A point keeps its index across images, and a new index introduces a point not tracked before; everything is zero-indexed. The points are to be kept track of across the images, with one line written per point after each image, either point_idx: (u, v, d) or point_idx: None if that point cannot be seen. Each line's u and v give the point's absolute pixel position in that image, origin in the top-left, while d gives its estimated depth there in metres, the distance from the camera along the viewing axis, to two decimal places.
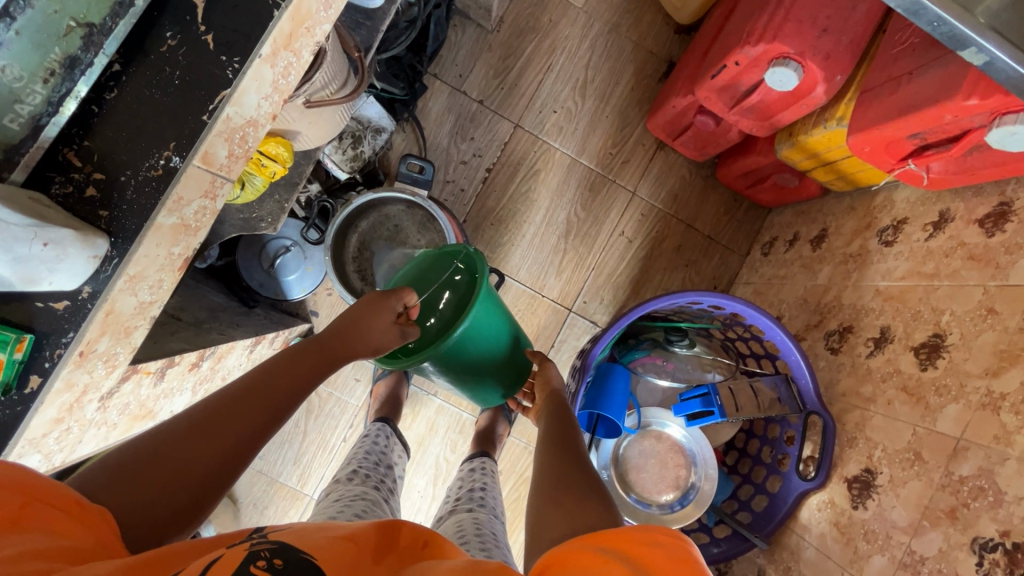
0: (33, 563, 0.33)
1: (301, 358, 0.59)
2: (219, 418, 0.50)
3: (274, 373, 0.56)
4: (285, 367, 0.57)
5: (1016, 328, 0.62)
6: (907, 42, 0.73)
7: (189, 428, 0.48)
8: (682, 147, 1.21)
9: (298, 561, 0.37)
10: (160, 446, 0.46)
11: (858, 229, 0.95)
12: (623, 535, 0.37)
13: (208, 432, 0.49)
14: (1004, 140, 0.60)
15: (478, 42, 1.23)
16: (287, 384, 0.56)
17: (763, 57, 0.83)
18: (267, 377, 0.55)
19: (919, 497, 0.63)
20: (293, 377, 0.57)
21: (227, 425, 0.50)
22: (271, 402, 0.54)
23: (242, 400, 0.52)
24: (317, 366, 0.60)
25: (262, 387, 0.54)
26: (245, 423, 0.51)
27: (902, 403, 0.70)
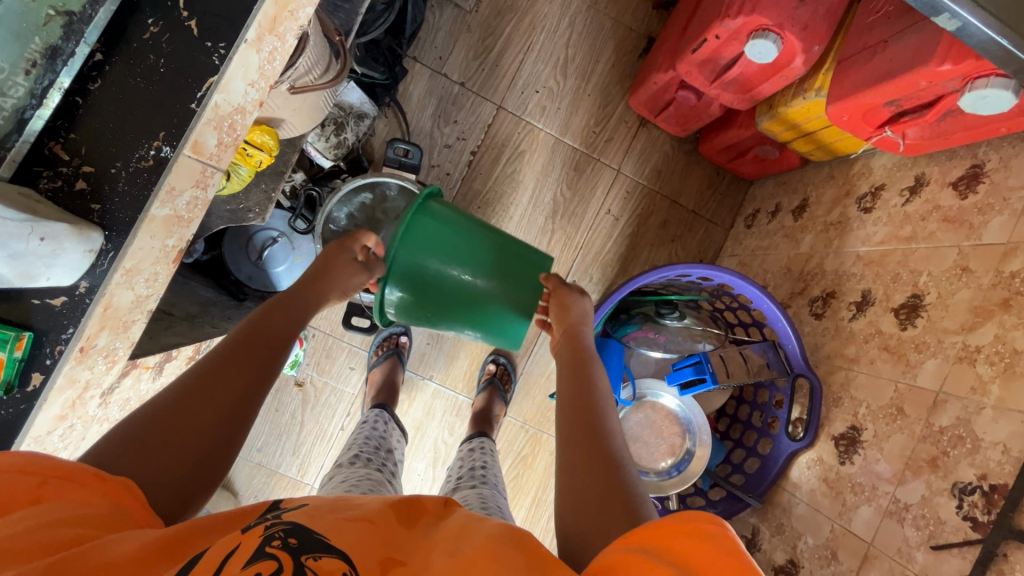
0: (63, 531, 0.34)
1: (273, 321, 0.59)
2: (207, 386, 0.50)
3: (250, 337, 0.56)
4: (263, 322, 0.58)
5: (989, 285, 0.65)
6: (882, 11, 0.75)
7: (179, 405, 0.47)
8: (664, 124, 1.22)
9: (312, 541, 0.38)
10: (161, 417, 0.46)
11: (838, 197, 0.97)
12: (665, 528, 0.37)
13: (201, 399, 0.49)
14: (975, 104, 0.62)
15: (456, 23, 1.21)
16: (266, 345, 0.56)
17: (742, 29, 0.84)
18: (246, 333, 0.56)
19: (902, 449, 0.66)
20: (275, 330, 0.58)
21: (216, 391, 0.50)
22: (259, 354, 0.55)
23: (231, 358, 0.53)
24: (293, 320, 0.61)
25: (242, 350, 0.54)
26: (240, 376, 0.52)
27: (884, 361, 0.74)
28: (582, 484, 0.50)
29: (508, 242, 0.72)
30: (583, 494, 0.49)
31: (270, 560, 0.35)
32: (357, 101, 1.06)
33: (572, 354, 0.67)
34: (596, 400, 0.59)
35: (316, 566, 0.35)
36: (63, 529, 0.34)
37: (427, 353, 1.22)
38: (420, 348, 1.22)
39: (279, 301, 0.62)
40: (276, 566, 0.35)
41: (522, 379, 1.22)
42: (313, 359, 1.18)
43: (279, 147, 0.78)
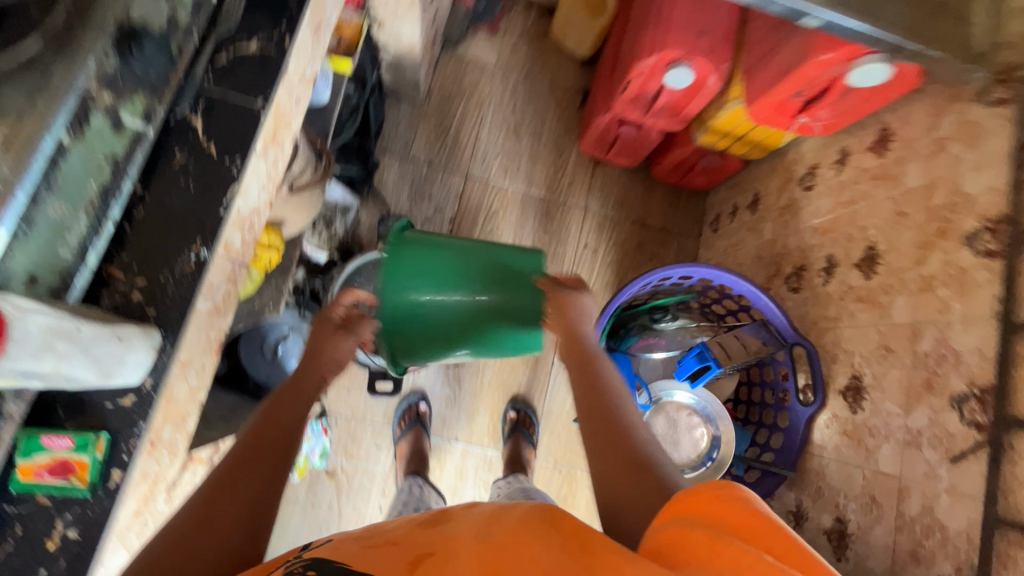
0: None
1: (296, 395, 0.61)
2: (243, 462, 0.52)
3: (276, 412, 0.58)
4: (288, 398, 0.60)
5: (925, 220, 0.74)
6: (764, 26, 0.90)
7: (221, 483, 0.50)
8: (617, 158, 1.36)
9: (330, 569, 0.40)
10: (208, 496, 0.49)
11: (782, 184, 1.09)
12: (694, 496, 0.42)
13: (240, 478, 0.50)
14: (862, 77, 0.76)
15: (414, 114, 1.36)
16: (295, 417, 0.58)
17: (658, 64, 0.98)
18: (271, 410, 0.58)
19: (900, 381, 0.72)
20: (297, 403, 0.60)
21: (252, 466, 0.51)
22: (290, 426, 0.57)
23: (263, 432, 0.55)
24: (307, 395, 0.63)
25: (268, 425, 0.56)
26: (273, 449, 0.54)
27: (862, 311, 0.81)
28: (608, 479, 0.54)
29: (470, 242, 0.71)
30: (614, 490, 0.53)
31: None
32: (341, 197, 1.16)
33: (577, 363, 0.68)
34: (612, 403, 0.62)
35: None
36: None
37: (448, 414, 1.25)
38: (440, 412, 1.25)
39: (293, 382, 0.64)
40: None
41: (544, 420, 1.28)
42: (340, 445, 1.21)
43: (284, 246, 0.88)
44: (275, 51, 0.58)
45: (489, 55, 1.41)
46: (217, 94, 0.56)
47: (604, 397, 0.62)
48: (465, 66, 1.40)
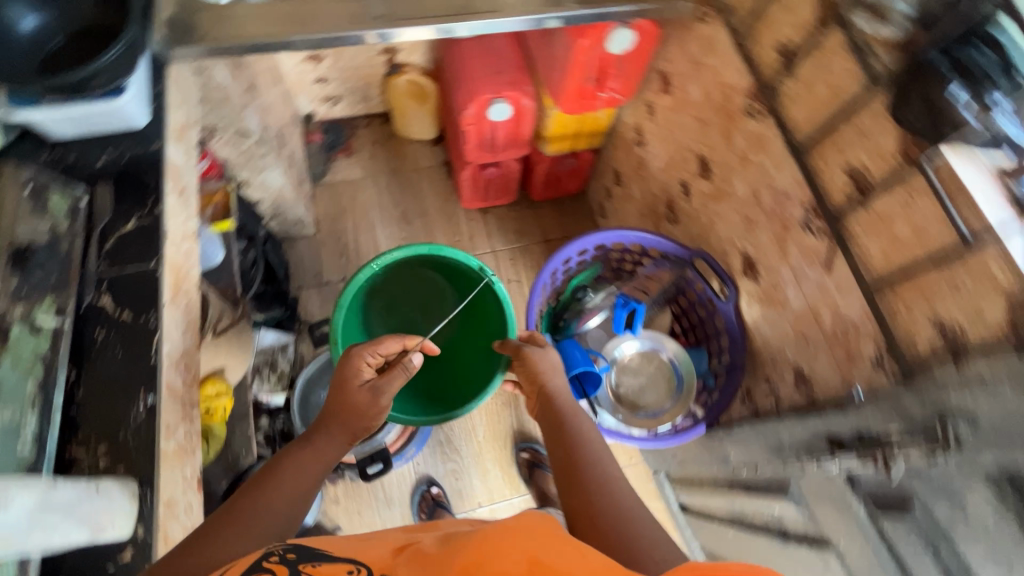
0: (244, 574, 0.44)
1: (318, 438, 0.68)
2: (265, 498, 0.58)
3: (300, 459, 0.65)
4: (303, 450, 0.66)
5: (715, 116, 0.91)
6: (538, 47, 1.12)
7: (239, 508, 0.56)
8: (496, 199, 1.53)
9: (309, 555, 0.49)
10: (227, 516, 0.55)
11: (625, 151, 1.27)
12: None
13: (260, 508, 0.57)
14: (615, 45, 0.98)
15: (312, 246, 1.52)
16: (314, 460, 0.65)
17: (478, 109, 1.18)
18: (292, 457, 0.65)
19: (766, 237, 0.85)
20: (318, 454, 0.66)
21: (270, 500, 0.58)
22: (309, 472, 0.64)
23: (287, 477, 0.62)
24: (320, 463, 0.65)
25: (284, 471, 0.63)
26: (291, 489, 0.61)
27: (719, 204, 0.95)
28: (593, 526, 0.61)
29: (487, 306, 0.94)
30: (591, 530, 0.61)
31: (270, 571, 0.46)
32: (274, 339, 1.24)
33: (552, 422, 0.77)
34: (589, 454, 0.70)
35: (313, 570, 0.47)
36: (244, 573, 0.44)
37: (462, 485, 1.27)
38: (454, 487, 1.26)
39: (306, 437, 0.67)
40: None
41: (549, 446, 1.31)
42: None
43: (236, 393, 0.94)
44: (152, 221, 0.68)
45: (356, 172, 1.62)
46: (116, 272, 0.65)
47: (570, 441, 0.73)
48: (340, 189, 1.60)
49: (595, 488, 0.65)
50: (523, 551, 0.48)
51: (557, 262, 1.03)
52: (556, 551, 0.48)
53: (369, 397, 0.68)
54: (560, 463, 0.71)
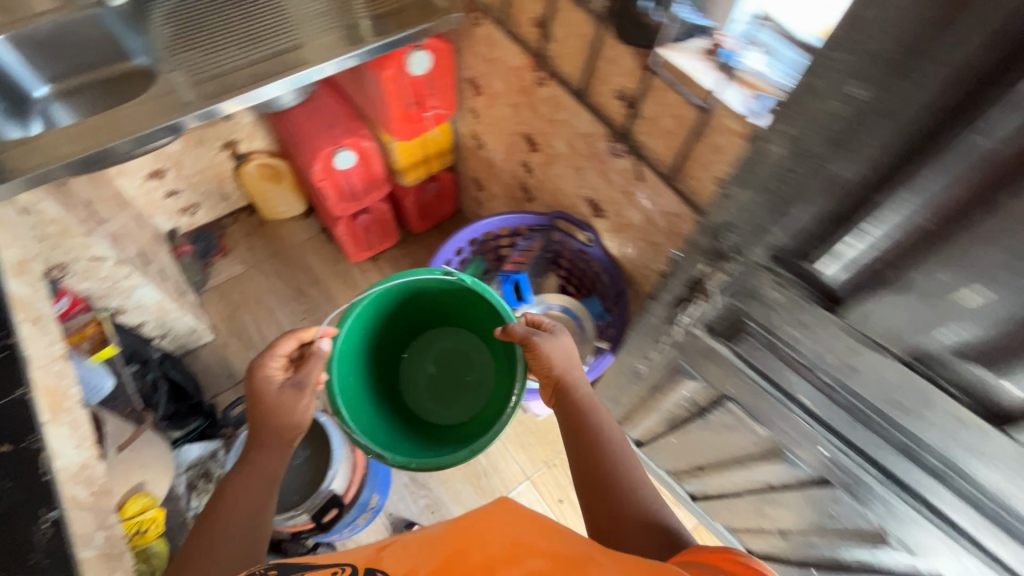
0: None
1: (261, 450, 0.72)
2: (218, 525, 0.62)
3: (245, 476, 0.69)
4: (250, 467, 0.70)
5: (519, 97, 1.04)
6: (358, 92, 1.22)
7: (197, 541, 0.61)
8: (382, 243, 1.59)
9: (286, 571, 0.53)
10: (185, 556, 0.60)
11: (472, 157, 1.39)
12: (723, 556, 0.47)
13: (215, 539, 0.61)
14: (416, 65, 1.09)
15: (216, 350, 1.50)
16: (260, 476, 0.69)
17: (325, 164, 1.25)
18: (241, 477, 0.68)
19: (594, 177, 0.97)
20: (263, 469, 0.70)
21: (223, 523, 0.62)
22: (258, 487, 0.68)
23: (237, 497, 0.66)
24: (260, 495, 0.67)
25: (234, 491, 0.67)
26: (250, 507, 0.65)
27: (554, 168, 1.07)
28: (608, 515, 0.69)
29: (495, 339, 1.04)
30: (602, 509, 0.70)
31: None
32: (198, 450, 1.19)
33: (569, 420, 0.80)
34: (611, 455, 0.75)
35: None
36: None
37: (439, 514, 1.27)
38: (432, 519, 1.26)
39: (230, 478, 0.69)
40: None
41: (507, 443, 1.36)
42: None
43: (165, 506, 0.92)
44: (8, 351, 0.67)
45: (237, 266, 1.63)
46: None
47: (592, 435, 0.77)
48: (227, 287, 1.60)
49: (614, 476, 0.72)
50: (506, 539, 0.53)
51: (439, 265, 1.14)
52: (533, 533, 0.54)
53: (294, 394, 0.74)
54: (577, 457, 0.77)
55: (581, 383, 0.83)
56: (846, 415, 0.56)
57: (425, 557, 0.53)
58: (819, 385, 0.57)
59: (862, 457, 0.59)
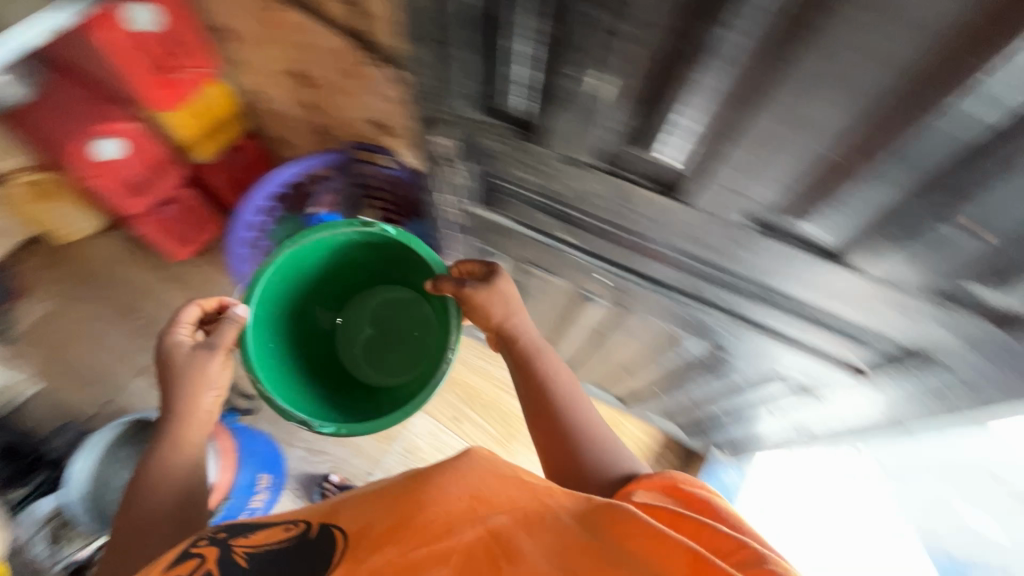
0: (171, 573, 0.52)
1: (172, 445, 0.76)
2: (150, 515, 0.71)
3: (161, 469, 0.75)
4: (167, 459, 0.75)
5: (270, 30, 0.97)
6: (93, 69, 1.10)
7: (138, 530, 0.70)
8: (206, 234, 1.45)
9: (233, 531, 0.59)
10: (125, 545, 0.70)
11: (264, 114, 1.29)
12: (707, 535, 0.56)
13: (150, 527, 0.71)
14: (140, 17, 1.01)
15: (51, 399, 1.34)
16: (177, 467, 0.76)
17: (85, 159, 1.15)
18: (160, 470, 0.75)
19: (371, 95, 0.94)
20: (182, 459, 0.76)
21: (157, 513, 0.72)
22: (175, 475, 0.75)
23: (162, 489, 0.74)
24: (180, 462, 0.76)
25: (156, 484, 0.74)
26: (171, 495, 0.74)
27: (335, 98, 1.03)
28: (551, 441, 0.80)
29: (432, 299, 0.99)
30: (555, 447, 0.79)
31: (196, 556, 0.54)
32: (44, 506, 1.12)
33: (518, 363, 0.85)
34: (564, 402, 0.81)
35: (246, 540, 0.58)
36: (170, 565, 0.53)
37: (346, 472, 1.28)
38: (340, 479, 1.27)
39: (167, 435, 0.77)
40: (201, 558, 0.54)
41: None
42: None
43: None
44: None
45: (44, 305, 1.43)
46: None
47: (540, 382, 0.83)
48: (40, 331, 1.41)
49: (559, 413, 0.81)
50: (464, 491, 0.60)
51: (241, 228, 1.09)
52: (496, 487, 0.60)
53: (202, 353, 0.79)
54: (532, 406, 0.83)
55: (525, 332, 0.86)
56: (683, 273, 0.64)
57: (370, 511, 0.60)
58: (575, 220, 0.64)
59: (628, 269, 0.70)
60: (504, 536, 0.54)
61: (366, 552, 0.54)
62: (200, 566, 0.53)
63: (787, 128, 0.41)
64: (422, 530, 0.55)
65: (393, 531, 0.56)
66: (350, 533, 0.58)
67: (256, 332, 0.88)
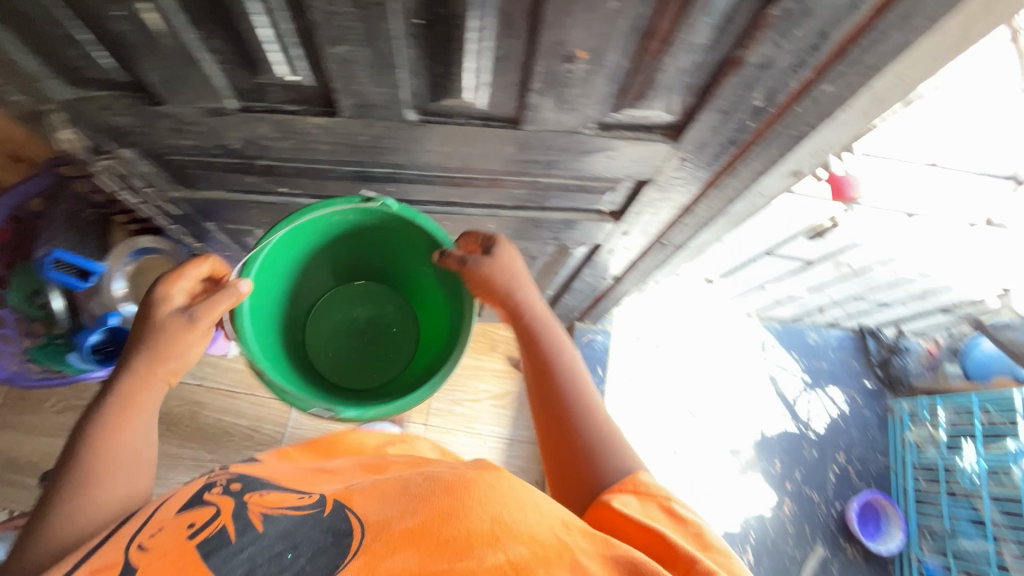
0: (179, 522, 0.50)
1: (135, 411, 0.59)
2: (86, 492, 0.54)
3: (114, 434, 0.57)
4: (119, 420, 0.58)
5: None
6: None
7: (66, 507, 0.53)
8: None
9: (248, 482, 0.57)
10: (43, 518, 0.53)
11: None
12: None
13: (79, 513, 0.53)
14: None
15: None
16: (134, 444, 0.58)
17: None
18: (111, 435, 0.57)
19: None
20: (137, 424, 0.59)
21: (93, 493, 0.54)
22: (126, 459, 0.57)
23: (105, 467, 0.56)
24: (131, 433, 0.58)
25: (104, 459, 0.56)
26: (121, 487, 0.56)
27: None
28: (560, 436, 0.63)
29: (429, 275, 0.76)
30: (563, 461, 0.62)
31: (212, 504, 0.52)
32: None
33: (532, 362, 0.67)
34: (577, 397, 0.65)
35: (259, 497, 0.54)
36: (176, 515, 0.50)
37: None
38: None
39: (115, 391, 0.58)
40: (216, 506, 0.51)
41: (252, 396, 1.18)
42: None
43: None
44: None
45: None
46: None
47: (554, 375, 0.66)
48: None
49: (567, 396, 0.65)
50: (487, 510, 0.49)
51: None
52: (518, 510, 0.50)
53: (182, 323, 0.58)
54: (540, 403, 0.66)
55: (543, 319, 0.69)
56: (506, 166, 0.57)
57: (405, 505, 0.52)
58: (240, 166, 0.59)
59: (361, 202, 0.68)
60: (521, 568, 0.44)
61: (385, 554, 0.47)
62: (214, 519, 0.50)
63: (360, 8, 0.38)
64: (444, 545, 0.46)
65: (415, 535, 0.48)
66: (369, 524, 0.50)
67: (255, 287, 0.64)
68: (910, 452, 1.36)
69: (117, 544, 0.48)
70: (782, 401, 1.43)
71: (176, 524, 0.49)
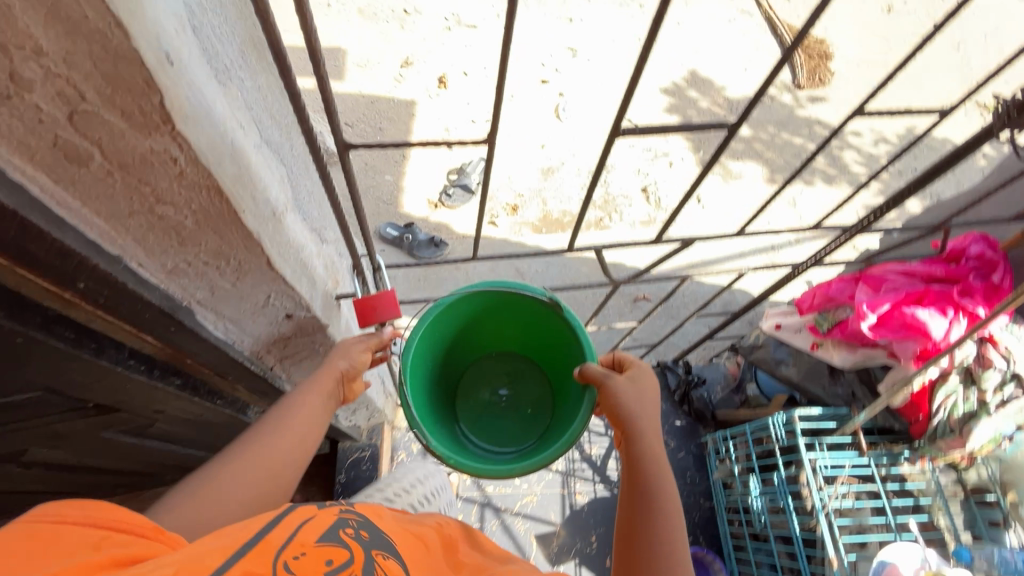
0: (322, 552, 0.44)
1: (305, 409, 0.59)
2: (253, 468, 0.54)
3: (285, 422, 0.57)
4: (290, 413, 0.58)
5: None
6: None
7: (240, 473, 0.53)
8: None
9: (368, 536, 0.51)
10: (211, 486, 0.52)
11: None
12: None
13: (237, 483, 0.52)
14: None
15: None
16: (293, 450, 0.57)
17: None
18: (283, 424, 0.57)
19: None
20: (304, 418, 0.58)
21: (240, 481, 0.53)
22: (286, 460, 0.56)
23: (260, 459, 0.55)
24: (302, 437, 0.58)
25: (269, 456, 0.55)
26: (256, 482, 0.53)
27: None
28: None
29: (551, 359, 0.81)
30: None
31: (342, 545, 0.46)
32: None
33: (629, 484, 0.56)
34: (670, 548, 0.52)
35: (383, 556, 0.49)
36: (311, 552, 0.43)
37: None
38: None
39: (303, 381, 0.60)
40: (350, 550, 0.46)
41: None
42: None
43: None
44: None
45: None
46: None
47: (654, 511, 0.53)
48: None
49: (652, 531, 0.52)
50: None
51: None
52: None
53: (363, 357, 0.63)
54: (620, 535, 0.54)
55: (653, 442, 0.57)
56: None
57: None
58: None
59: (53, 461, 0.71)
60: None
61: None
62: (348, 563, 0.44)
63: None
64: None
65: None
66: None
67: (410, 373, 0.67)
68: (720, 490, 1.26)
69: (260, 556, 0.40)
70: (590, 467, 1.33)
71: (313, 554, 0.43)
